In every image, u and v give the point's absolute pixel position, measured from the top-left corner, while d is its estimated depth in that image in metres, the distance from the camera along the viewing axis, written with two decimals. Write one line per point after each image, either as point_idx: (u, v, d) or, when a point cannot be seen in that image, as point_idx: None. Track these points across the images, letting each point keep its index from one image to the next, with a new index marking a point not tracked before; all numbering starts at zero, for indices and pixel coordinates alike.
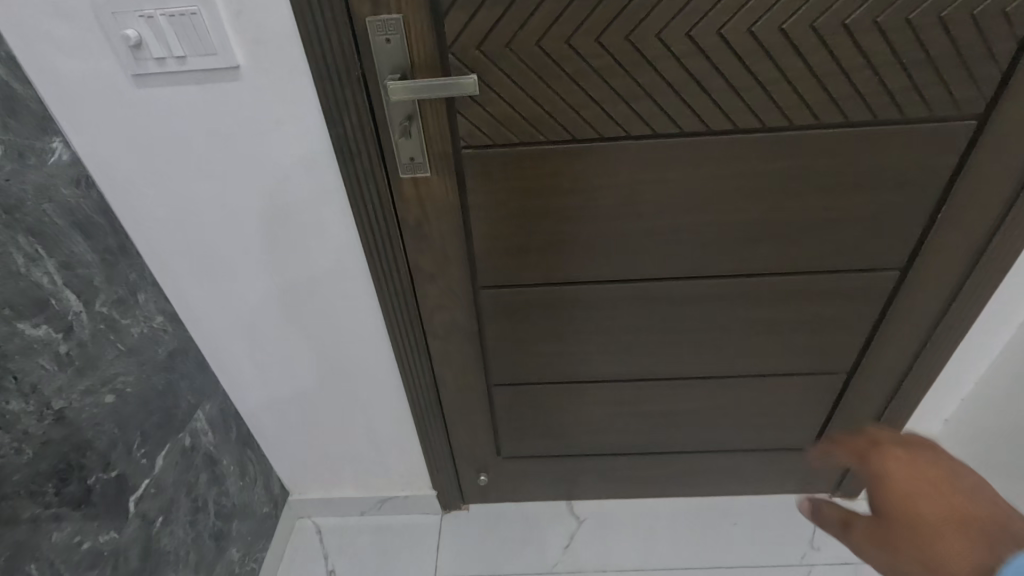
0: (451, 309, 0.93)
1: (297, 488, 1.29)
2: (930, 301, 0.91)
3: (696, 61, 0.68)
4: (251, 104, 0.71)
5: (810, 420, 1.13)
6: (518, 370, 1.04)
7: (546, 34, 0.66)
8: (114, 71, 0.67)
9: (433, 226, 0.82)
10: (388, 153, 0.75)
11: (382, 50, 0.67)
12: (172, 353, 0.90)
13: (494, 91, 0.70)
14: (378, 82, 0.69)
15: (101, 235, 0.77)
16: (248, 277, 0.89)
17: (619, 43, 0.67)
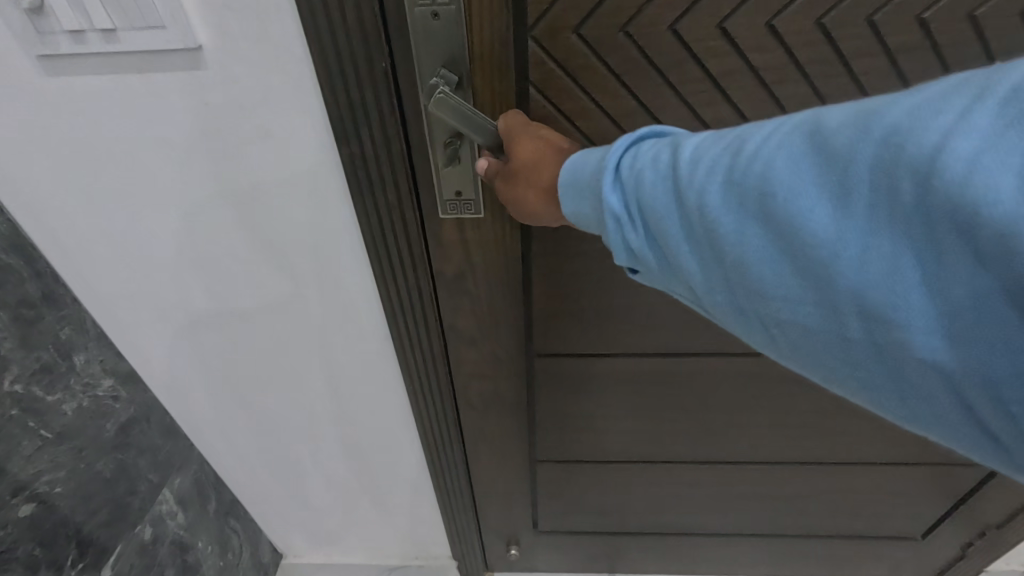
0: (492, 378, 0.71)
1: (291, 549, 1.09)
2: None
3: (879, 66, 0.47)
4: (222, 102, 0.47)
5: (925, 506, 0.92)
6: (572, 444, 0.82)
7: (685, 13, 0.45)
8: (9, 46, 0.43)
9: (479, 279, 0.60)
10: (424, 183, 0.52)
11: (427, 31, 0.44)
12: (126, 426, 0.69)
13: (590, 96, 0.49)
14: (416, 81, 0.46)
15: (14, 282, 0.54)
16: (229, 330, 0.67)
17: (803, 32, 0.45)
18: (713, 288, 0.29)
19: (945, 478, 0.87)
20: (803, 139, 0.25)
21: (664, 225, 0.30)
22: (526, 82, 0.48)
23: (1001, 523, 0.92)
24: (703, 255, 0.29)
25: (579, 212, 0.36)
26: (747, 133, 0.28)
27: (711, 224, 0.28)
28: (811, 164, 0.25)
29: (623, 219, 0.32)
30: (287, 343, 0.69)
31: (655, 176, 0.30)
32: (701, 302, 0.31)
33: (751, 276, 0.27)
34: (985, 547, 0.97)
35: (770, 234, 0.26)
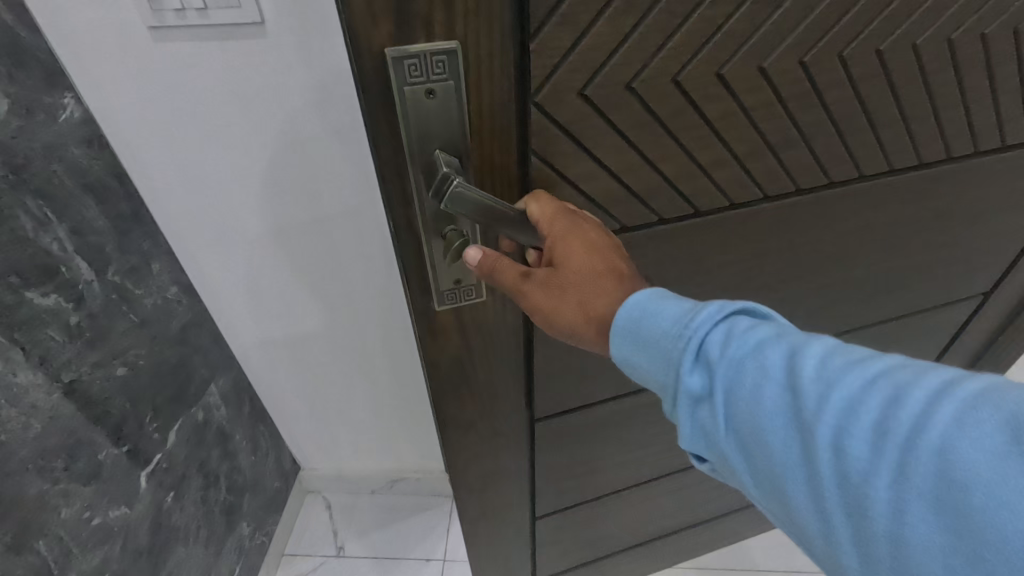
0: (493, 454, 0.75)
1: (308, 462, 1.28)
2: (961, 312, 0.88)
3: (859, 90, 0.53)
4: (276, 63, 0.65)
5: None
6: (565, 483, 0.88)
7: (685, 66, 0.46)
8: (129, 19, 0.61)
9: (478, 359, 0.62)
10: (424, 274, 0.52)
11: (423, 114, 0.42)
12: (186, 326, 0.87)
13: (600, 161, 0.50)
14: (412, 164, 0.44)
15: (114, 199, 0.72)
16: (268, 252, 0.85)
17: (783, 70, 0.49)
18: (835, 525, 0.31)
19: None
20: (978, 426, 0.26)
21: (786, 449, 0.33)
22: (527, 150, 0.47)
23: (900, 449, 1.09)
24: (833, 492, 0.31)
25: (652, 376, 0.40)
26: (902, 386, 0.30)
27: (856, 476, 0.30)
28: (984, 453, 0.26)
29: (716, 408, 0.36)
30: (313, 262, 0.87)
31: (781, 397, 0.33)
32: (821, 539, 0.32)
33: (889, 535, 0.29)
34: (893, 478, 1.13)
35: (922, 502, 0.27)
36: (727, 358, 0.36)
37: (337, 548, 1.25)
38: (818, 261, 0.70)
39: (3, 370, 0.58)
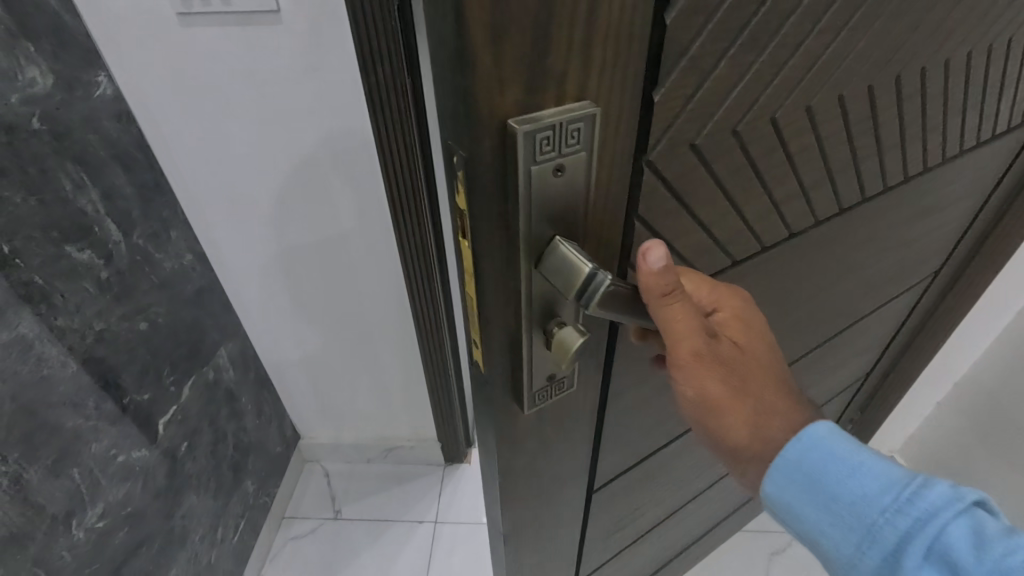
0: (558, 533, 0.62)
1: (308, 431, 1.36)
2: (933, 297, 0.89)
3: (909, 103, 0.48)
4: (290, 48, 0.74)
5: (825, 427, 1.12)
6: (611, 537, 0.76)
7: (785, 103, 0.38)
8: (159, 6, 0.69)
9: (554, 449, 0.50)
10: (513, 372, 0.40)
11: (542, 191, 0.31)
12: (199, 291, 0.95)
13: (695, 216, 0.41)
14: (521, 254, 0.33)
15: (140, 169, 0.80)
16: (277, 224, 0.92)
17: (857, 96, 0.43)
18: None
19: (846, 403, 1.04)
20: None
21: None
22: (632, 215, 0.38)
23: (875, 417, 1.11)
24: None
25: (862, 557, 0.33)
26: None
27: None
28: None
29: None
30: (319, 235, 0.95)
31: None
32: None
33: None
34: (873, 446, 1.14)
35: None
36: (983, 563, 0.29)
37: (335, 513, 1.32)
38: (846, 275, 0.65)
39: (46, 313, 0.66)
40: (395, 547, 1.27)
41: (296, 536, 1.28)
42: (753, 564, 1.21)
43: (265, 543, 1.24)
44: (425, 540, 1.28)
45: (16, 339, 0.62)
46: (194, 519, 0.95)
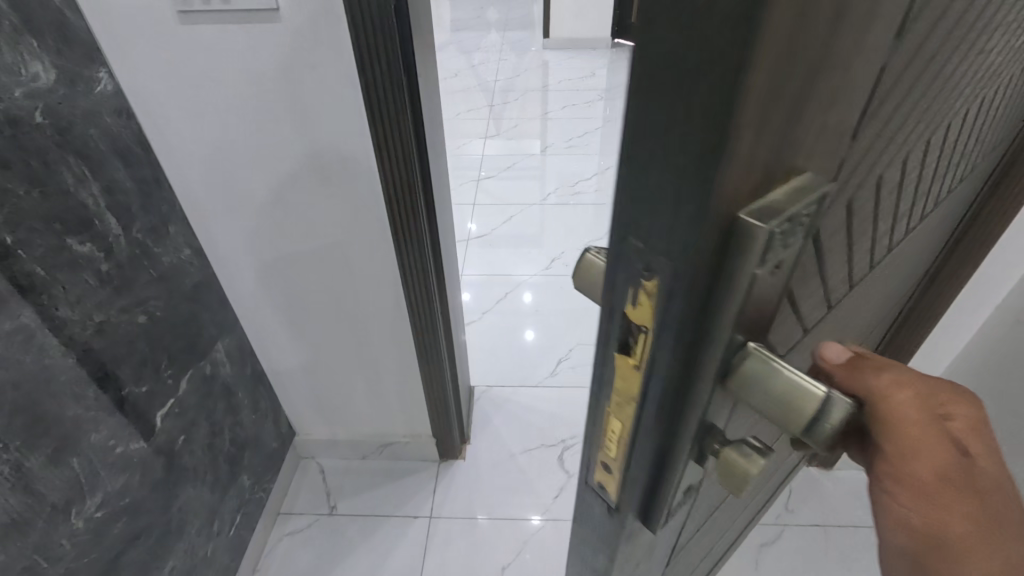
0: None
1: (303, 428, 1.37)
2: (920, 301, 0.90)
3: (979, 124, 0.46)
4: (288, 45, 0.75)
5: None
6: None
7: (921, 140, 0.35)
8: (161, 4, 0.71)
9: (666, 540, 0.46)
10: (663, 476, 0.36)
11: (759, 290, 0.26)
12: (197, 286, 0.96)
13: (832, 275, 0.37)
14: (712, 367, 0.29)
15: (139, 164, 0.82)
16: (274, 220, 0.94)
17: (959, 121, 0.40)
18: None
19: None
20: None
21: None
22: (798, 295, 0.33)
23: None
24: None
25: None
26: None
27: None
28: None
29: None
30: (316, 231, 0.97)
31: None
32: None
33: None
34: None
35: None
36: None
37: (330, 509, 1.33)
38: (887, 295, 0.63)
39: (47, 303, 0.67)
40: (390, 541, 1.28)
41: (292, 532, 1.28)
42: (744, 555, 1.23)
43: (261, 539, 1.24)
44: (420, 535, 1.29)
45: (18, 329, 0.63)
46: (191, 511, 0.96)
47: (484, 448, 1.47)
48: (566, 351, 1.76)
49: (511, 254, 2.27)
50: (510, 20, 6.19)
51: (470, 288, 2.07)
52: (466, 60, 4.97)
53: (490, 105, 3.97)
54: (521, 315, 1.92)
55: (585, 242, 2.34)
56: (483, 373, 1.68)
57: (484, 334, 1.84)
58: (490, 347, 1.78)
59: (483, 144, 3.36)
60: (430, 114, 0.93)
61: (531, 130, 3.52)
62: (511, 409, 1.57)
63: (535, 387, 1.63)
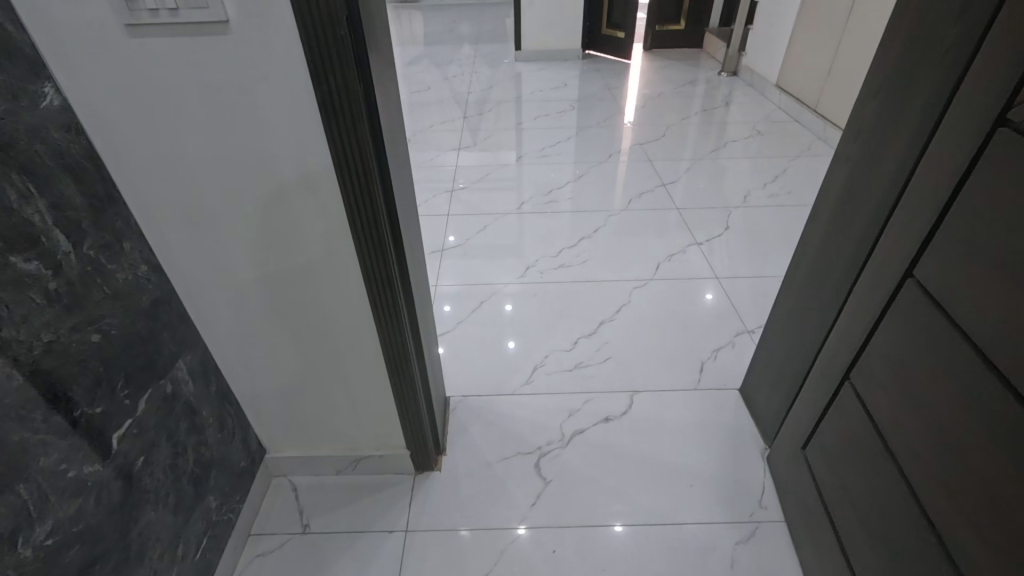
0: None
1: (274, 445, 1.34)
2: (878, 296, 0.97)
3: None
4: (239, 56, 0.74)
5: (822, 430, 1.15)
6: None
7: None
8: (107, 16, 0.70)
9: None
10: None
11: None
12: (155, 302, 0.94)
13: None
14: None
15: (90, 180, 0.80)
16: (234, 233, 0.94)
17: None
18: None
19: (845, 412, 1.07)
20: None
21: None
22: None
23: (812, 407, 1.19)
24: None
25: None
26: None
27: None
28: None
29: None
30: (284, 244, 0.96)
31: None
32: None
33: None
34: (801, 425, 1.24)
35: None
36: None
37: (303, 527, 1.30)
38: None
39: None
40: (366, 558, 1.25)
41: (263, 552, 1.25)
42: (719, 552, 1.24)
43: (231, 562, 1.21)
44: (396, 549, 1.26)
45: None
46: (152, 535, 0.93)
47: (461, 457, 1.46)
48: (541, 357, 1.76)
49: (485, 264, 2.28)
50: (481, 34, 6.27)
51: (446, 300, 2.07)
52: (439, 75, 5.01)
53: (463, 117, 4.00)
54: (497, 323, 1.92)
55: (560, 249, 2.36)
56: (458, 382, 1.68)
57: (460, 345, 1.83)
58: (465, 356, 1.78)
59: (457, 156, 3.38)
60: (391, 123, 0.94)
61: (505, 142, 3.54)
62: (487, 418, 1.56)
63: (511, 395, 1.63)
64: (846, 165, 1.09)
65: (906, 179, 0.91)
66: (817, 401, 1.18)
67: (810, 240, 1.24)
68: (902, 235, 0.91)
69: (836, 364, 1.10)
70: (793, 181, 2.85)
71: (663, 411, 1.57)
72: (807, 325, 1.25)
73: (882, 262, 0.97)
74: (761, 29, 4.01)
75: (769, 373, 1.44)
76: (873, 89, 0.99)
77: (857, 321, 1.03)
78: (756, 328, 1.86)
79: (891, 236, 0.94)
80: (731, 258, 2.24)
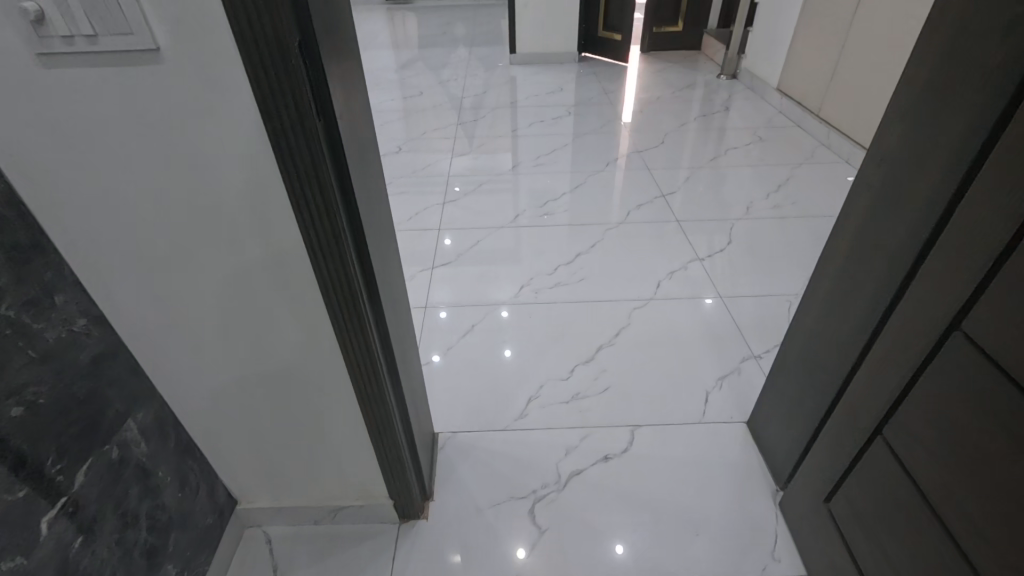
0: None
1: (245, 495, 1.24)
2: (912, 342, 0.87)
3: None
4: (176, 89, 0.64)
5: (849, 482, 1.05)
6: None
7: None
8: (15, 45, 0.60)
9: None
10: None
11: None
12: (97, 359, 0.84)
13: None
14: None
15: (10, 229, 0.70)
16: (188, 280, 0.83)
17: None
18: None
19: (877, 466, 0.97)
20: None
21: None
22: None
23: (835, 455, 1.09)
24: None
25: None
26: None
27: None
28: None
29: None
30: (247, 295, 0.86)
31: None
32: None
33: None
34: (822, 472, 1.14)
35: None
36: None
37: None
38: None
39: None
40: None
41: None
42: None
43: None
44: None
45: None
46: None
47: (450, 503, 1.35)
48: (536, 387, 1.66)
49: (478, 281, 2.17)
50: (477, 35, 6.16)
51: (442, 307, 2.03)
52: (434, 78, 4.90)
53: (457, 123, 3.89)
54: (490, 348, 1.82)
55: (556, 265, 2.25)
56: (446, 417, 1.57)
57: (450, 374, 1.72)
58: (456, 386, 1.67)
59: (450, 164, 3.27)
60: (362, 156, 0.83)
61: (499, 149, 3.44)
62: (477, 456, 1.46)
63: (503, 430, 1.53)
64: (865, 196, 0.99)
65: (944, 214, 0.81)
66: (840, 450, 1.08)
67: (823, 274, 1.14)
68: (942, 277, 0.81)
69: (863, 412, 1.00)
70: (797, 190, 2.75)
71: (666, 447, 1.47)
72: (823, 364, 1.15)
73: (916, 305, 0.86)
74: (761, 32, 3.92)
75: (780, 410, 1.34)
76: (897, 114, 0.89)
77: (886, 370, 0.94)
78: (762, 353, 1.76)
79: (925, 278, 0.84)
80: (735, 275, 2.14)
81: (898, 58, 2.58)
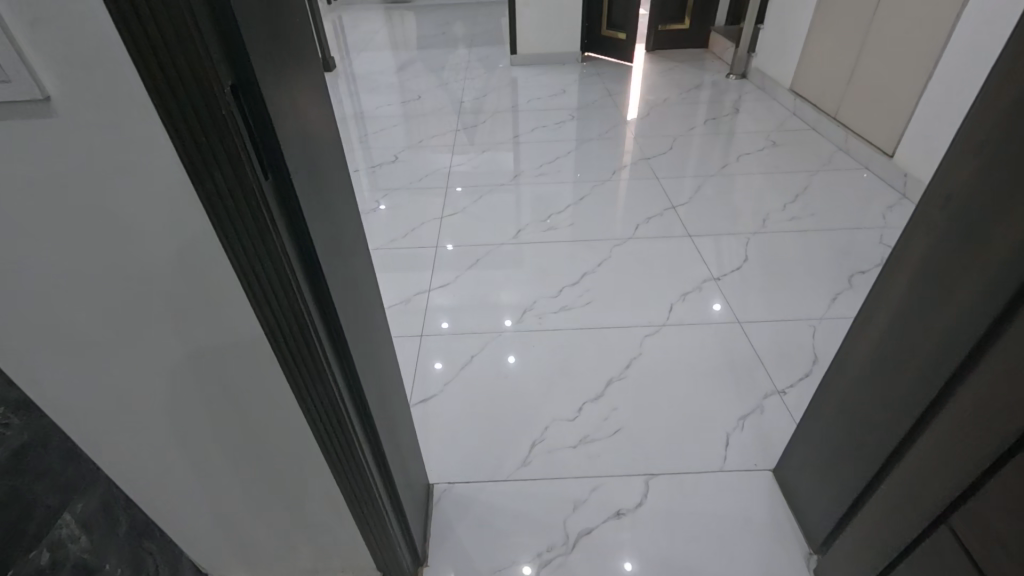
0: None
1: (216, 568, 1.11)
2: (990, 422, 0.73)
3: None
4: (79, 146, 0.50)
5: (904, 566, 0.91)
6: None
7: None
8: None
9: None
10: None
11: None
12: (19, 451, 0.71)
13: None
14: None
15: None
16: (126, 358, 0.70)
17: None
18: None
19: (940, 557, 0.83)
20: None
21: None
22: None
23: (887, 532, 0.95)
24: None
25: None
26: None
27: None
28: None
29: None
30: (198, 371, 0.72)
31: None
32: None
33: None
34: (869, 547, 1.00)
35: None
36: None
37: None
38: None
39: None
40: None
41: None
42: None
43: None
44: None
45: None
46: None
47: (447, 569, 1.22)
48: (541, 430, 1.52)
49: (478, 305, 2.03)
50: (477, 35, 6.01)
51: (439, 328, 1.93)
52: (434, 80, 4.76)
53: (456, 129, 3.74)
54: (491, 383, 1.68)
55: (561, 286, 2.11)
56: (443, 465, 1.43)
57: (447, 413, 1.59)
58: (453, 429, 1.53)
59: (449, 172, 3.13)
60: (330, 206, 0.69)
61: (501, 156, 3.29)
62: (477, 513, 1.32)
63: (505, 482, 1.39)
64: (927, 236, 0.84)
65: None
66: (893, 527, 0.94)
67: (872, 320, 0.99)
68: None
69: (923, 491, 0.86)
70: (815, 200, 2.60)
71: (685, 500, 1.34)
72: (873, 424, 1.01)
73: (995, 378, 0.72)
74: (773, 30, 3.76)
75: (815, 465, 1.20)
76: (968, 146, 0.75)
77: (956, 447, 0.79)
78: (787, 389, 1.62)
79: (1009, 347, 0.70)
80: (753, 298, 1.99)
81: (923, 60, 2.42)
